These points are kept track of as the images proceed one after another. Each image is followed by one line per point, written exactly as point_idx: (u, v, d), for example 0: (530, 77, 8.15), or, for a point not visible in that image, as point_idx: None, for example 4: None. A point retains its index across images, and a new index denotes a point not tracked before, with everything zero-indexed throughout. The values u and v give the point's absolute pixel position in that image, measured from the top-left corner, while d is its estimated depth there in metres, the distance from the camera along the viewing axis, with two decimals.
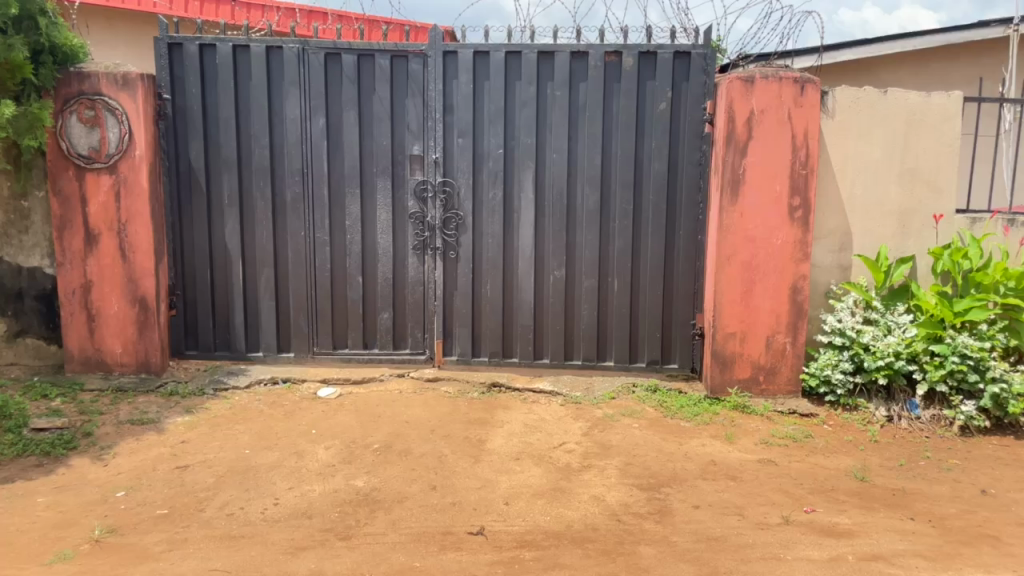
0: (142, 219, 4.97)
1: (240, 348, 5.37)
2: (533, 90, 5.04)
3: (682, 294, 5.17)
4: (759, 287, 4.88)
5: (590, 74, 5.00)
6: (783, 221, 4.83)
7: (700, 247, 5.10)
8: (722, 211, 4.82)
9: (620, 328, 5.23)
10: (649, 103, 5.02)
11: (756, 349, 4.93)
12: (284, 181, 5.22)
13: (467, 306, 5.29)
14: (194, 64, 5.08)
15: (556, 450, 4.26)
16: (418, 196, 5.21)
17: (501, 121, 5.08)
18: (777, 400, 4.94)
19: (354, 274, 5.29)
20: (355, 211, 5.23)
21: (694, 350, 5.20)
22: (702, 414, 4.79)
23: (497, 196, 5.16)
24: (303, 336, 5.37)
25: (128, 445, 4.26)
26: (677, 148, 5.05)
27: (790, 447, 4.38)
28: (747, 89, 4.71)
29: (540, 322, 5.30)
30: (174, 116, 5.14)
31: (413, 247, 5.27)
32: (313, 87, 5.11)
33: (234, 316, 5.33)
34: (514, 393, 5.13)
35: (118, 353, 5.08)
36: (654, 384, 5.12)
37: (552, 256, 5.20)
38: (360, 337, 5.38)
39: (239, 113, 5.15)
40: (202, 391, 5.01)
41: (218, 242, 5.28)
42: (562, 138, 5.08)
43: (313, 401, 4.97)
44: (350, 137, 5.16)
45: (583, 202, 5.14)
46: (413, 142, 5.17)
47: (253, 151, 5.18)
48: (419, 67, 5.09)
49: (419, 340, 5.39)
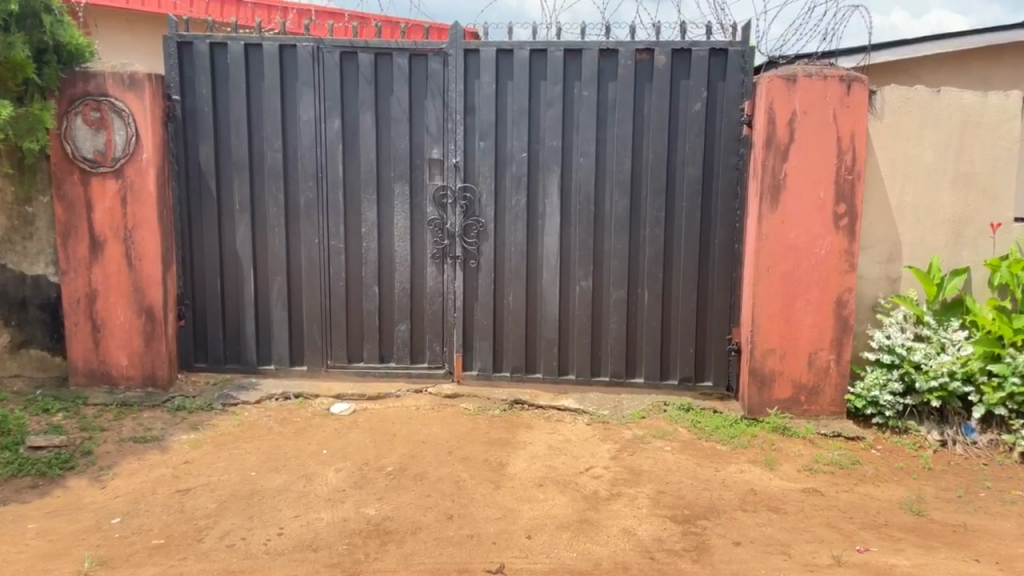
0: (149, 225, 4.75)
1: (250, 360, 5.12)
2: (559, 90, 4.76)
3: (717, 307, 4.85)
4: (801, 300, 4.56)
5: (620, 73, 4.71)
6: (828, 230, 4.50)
7: (737, 257, 4.78)
8: (762, 219, 4.50)
9: (651, 342, 4.92)
10: (683, 104, 4.72)
11: (798, 366, 4.60)
12: (298, 186, 4.98)
13: (488, 317, 5.01)
14: (204, 64, 4.86)
15: (583, 476, 3.96)
16: (437, 202, 4.94)
17: (525, 123, 4.81)
18: (820, 422, 4.60)
19: (370, 283, 5.04)
20: (371, 217, 4.97)
21: (731, 367, 4.88)
22: (739, 436, 4.48)
23: (521, 202, 4.88)
24: (316, 348, 5.11)
25: (128, 465, 4.03)
26: (713, 151, 4.74)
27: (837, 475, 4.04)
28: (789, 88, 4.40)
29: (565, 335, 5.00)
30: (184, 118, 4.92)
31: (432, 256, 5.00)
32: (327, 88, 4.87)
33: (244, 326, 5.09)
34: (537, 411, 4.84)
35: (124, 366, 4.87)
36: (687, 403, 4.81)
37: (579, 266, 4.91)
38: (376, 349, 5.11)
39: (251, 115, 4.92)
40: (211, 407, 4.78)
41: (228, 250, 5.04)
42: (590, 141, 4.79)
43: (325, 418, 4.71)
44: (367, 140, 4.91)
45: (612, 208, 4.84)
46: (433, 145, 4.91)
47: (264, 154, 4.95)
48: (439, 66, 4.83)
49: (438, 354, 5.11)
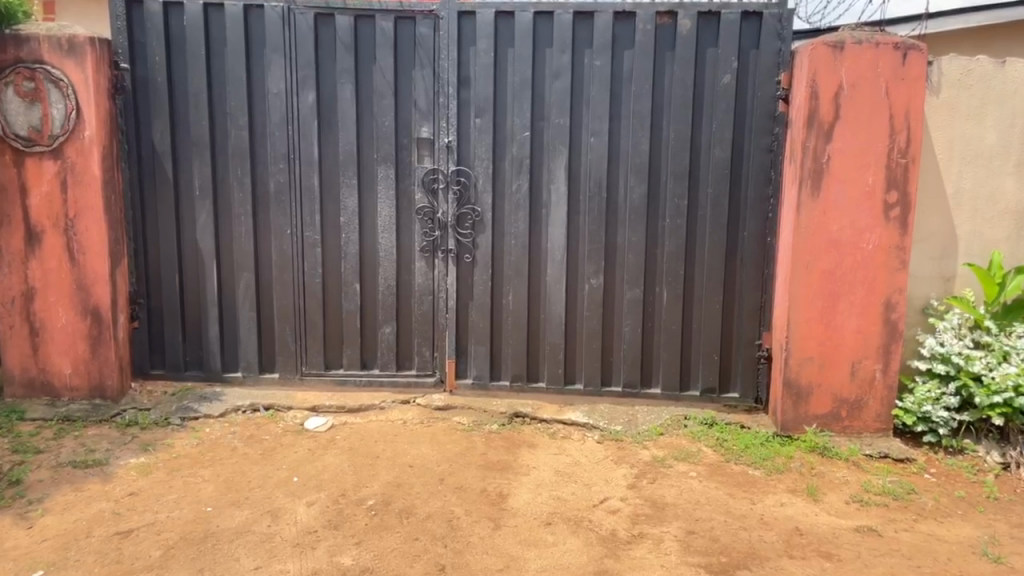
0: (94, 213, 4.12)
1: (214, 367, 4.50)
2: (567, 59, 4.14)
3: (746, 308, 4.25)
4: (844, 302, 3.98)
5: (637, 39, 4.09)
6: (877, 222, 3.92)
7: (770, 252, 4.19)
8: (801, 208, 3.91)
9: (669, 349, 4.33)
10: (710, 76, 4.10)
11: (838, 377, 4.04)
12: (267, 169, 4.35)
13: (485, 319, 4.41)
14: (157, 26, 4.21)
15: (597, 511, 3.38)
16: (427, 188, 4.33)
17: (527, 97, 4.19)
18: (864, 441, 4.03)
19: (350, 280, 4.42)
20: (351, 204, 4.35)
21: (761, 376, 4.29)
22: (773, 458, 3.91)
23: (522, 188, 4.27)
24: (289, 352, 4.50)
25: (63, 498, 3.42)
26: (743, 130, 4.14)
27: (891, 509, 3.48)
28: (835, 56, 3.80)
29: (572, 339, 4.41)
30: (135, 89, 4.28)
31: (420, 249, 4.38)
32: (300, 56, 4.23)
33: (207, 328, 4.46)
34: (540, 426, 4.28)
35: (67, 375, 4.25)
36: (711, 417, 4.25)
37: (588, 261, 4.31)
38: (357, 355, 4.51)
39: (212, 87, 4.28)
40: (167, 422, 4.17)
41: (188, 242, 4.41)
42: (602, 119, 4.17)
43: (298, 435, 4.12)
44: (347, 116, 4.27)
45: (626, 196, 4.24)
46: (422, 122, 4.28)
47: (228, 133, 4.31)
48: (429, 31, 4.20)
49: (427, 360, 4.51)
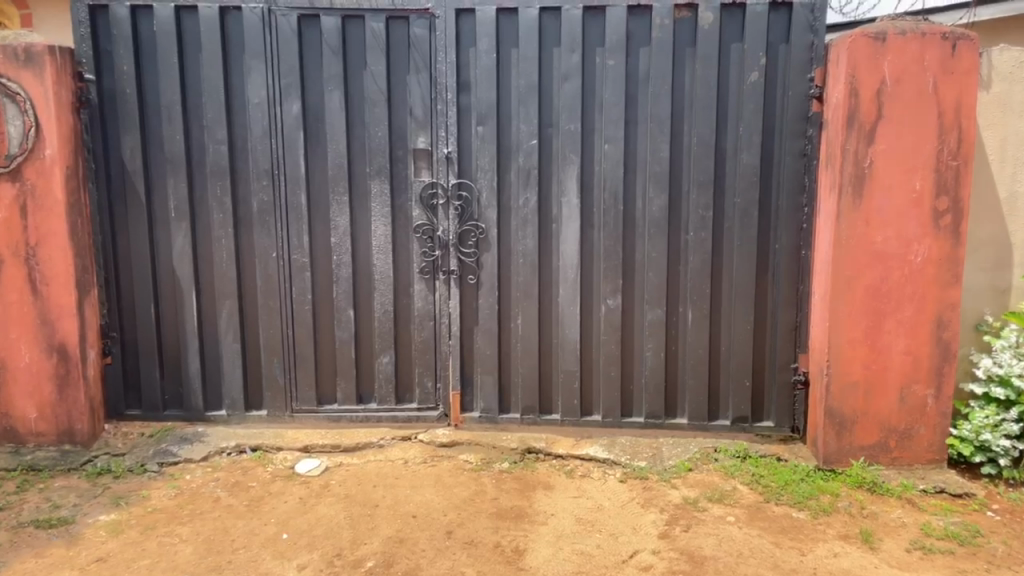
0: (57, 240, 3.72)
1: (195, 406, 4.10)
2: (577, 58, 3.75)
3: (780, 328, 3.86)
4: (890, 320, 3.59)
5: (654, 36, 3.71)
6: (925, 232, 3.53)
7: (805, 266, 3.80)
8: (841, 218, 3.52)
9: (695, 375, 3.94)
10: (735, 74, 3.72)
11: (885, 403, 3.65)
12: (249, 186, 3.95)
13: (492, 346, 4.02)
14: (125, 33, 3.81)
15: (626, 569, 2.99)
16: (426, 203, 3.94)
17: (534, 102, 3.80)
18: (916, 474, 3.65)
19: (343, 306, 4.03)
20: (343, 223, 3.96)
21: (797, 404, 3.90)
22: (817, 496, 3.53)
23: (531, 202, 3.88)
24: (278, 388, 4.09)
25: (21, 567, 3.02)
26: (773, 133, 3.75)
27: (958, 557, 3.09)
28: (876, 48, 3.42)
29: (588, 366, 4.02)
30: (102, 102, 3.88)
31: (420, 271, 3.99)
32: (283, 62, 3.83)
33: (187, 362, 4.06)
34: (554, 463, 3.89)
35: (32, 420, 3.86)
36: (744, 449, 3.85)
37: (605, 280, 3.91)
38: (353, 388, 4.10)
39: (186, 98, 3.89)
40: (143, 469, 3.81)
41: (164, 268, 4.01)
42: (617, 123, 3.78)
43: (289, 482, 3.73)
44: (336, 126, 3.88)
45: (645, 208, 3.85)
46: (419, 132, 3.89)
47: (205, 148, 3.91)
48: (425, 31, 3.81)
49: (429, 393, 4.10)
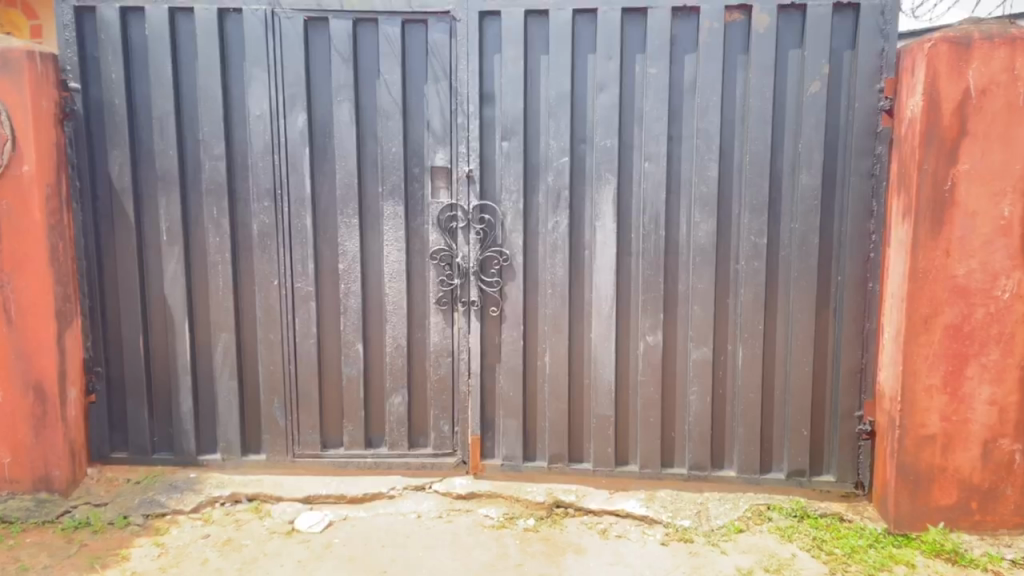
0: (34, 267, 3.35)
1: (187, 449, 3.71)
2: (614, 66, 3.35)
3: (843, 371, 3.43)
4: (972, 365, 3.14)
5: (701, 41, 3.30)
6: (1015, 264, 3.07)
7: (873, 301, 3.36)
8: (916, 249, 3.09)
9: (746, 422, 3.50)
10: (793, 84, 3.30)
11: (966, 459, 3.19)
12: (249, 207, 3.57)
13: (516, 387, 3.60)
14: (114, 38, 3.45)
15: None
16: (444, 227, 3.54)
17: (566, 114, 3.39)
18: (1002, 541, 3.19)
19: (352, 340, 3.63)
20: (351, 247, 3.56)
21: (862, 457, 3.47)
22: (889, 567, 3.09)
23: (561, 226, 3.47)
24: (278, 430, 3.69)
25: None
26: (836, 150, 3.33)
27: None
28: (959, 55, 2.98)
29: (624, 409, 3.59)
30: (88, 115, 3.53)
31: (437, 301, 3.59)
32: (287, 70, 3.45)
33: (178, 401, 3.67)
34: (586, 520, 3.46)
35: (6, 465, 3.48)
36: (802, 507, 3.42)
37: (643, 314, 3.49)
38: (361, 431, 3.69)
39: (181, 110, 3.52)
40: (126, 522, 3.43)
41: (155, 297, 3.63)
42: (659, 139, 3.37)
43: (288, 541, 3.33)
44: (345, 141, 3.49)
45: (690, 233, 3.43)
46: (437, 147, 3.49)
47: (201, 165, 3.54)
48: (445, 36, 3.42)
49: (446, 437, 3.68)
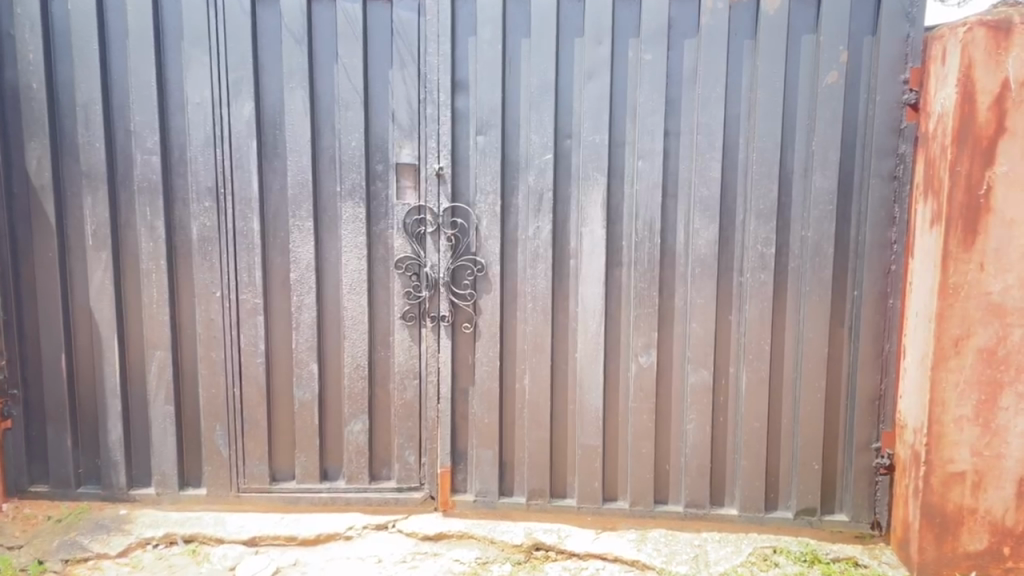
0: None
1: (116, 481, 3.26)
2: (604, 51, 2.95)
3: (859, 399, 3.06)
4: (1008, 393, 2.73)
5: (703, 24, 2.91)
6: None
7: (894, 319, 2.98)
8: (947, 262, 2.70)
9: (749, 455, 3.12)
10: (806, 74, 2.92)
11: (998, 500, 2.79)
12: (188, 208, 3.14)
13: (492, 413, 3.18)
14: (32, 12, 3.00)
15: None
16: (410, 232, 3.11)
17: (549, 107, 2.99)
18: None
19: (305, 359, 3.19)
20: (305, 254, 3.12)
21: (879, 494, 3.09)
22: None
23: (543, 232, 3.06)
24: (221, 462, 3.26)
25: None
26: (853, 150, 2.95)
27: None
28: (998, 41, 2.57)
29: (613, 439, 3.20)
30: (3, 101, 3.07)
31: (402, 315, 3.16)
32: (231, 51, 3.02)
33: (107, 427, 3.23)
34: (569, 565, 3.05)
35: None
36: (811, 550, 3.03)
37: (635, 332, 3.09)
38: (316, 462, 3.26)
39: (110, 97, 3.08)
40: (41, 569, 2.96)
41: (80, 310, 3.19)
42: (654, 134, 2.98)
43: None
44: (298, 133, 3.06)
45: (688, 242, 3.04)
46: (403, 142, 3.07)
47: (133, 160, 3.10)
48: (412, 15, 3.00)
49: (411, 468, 3.26)
